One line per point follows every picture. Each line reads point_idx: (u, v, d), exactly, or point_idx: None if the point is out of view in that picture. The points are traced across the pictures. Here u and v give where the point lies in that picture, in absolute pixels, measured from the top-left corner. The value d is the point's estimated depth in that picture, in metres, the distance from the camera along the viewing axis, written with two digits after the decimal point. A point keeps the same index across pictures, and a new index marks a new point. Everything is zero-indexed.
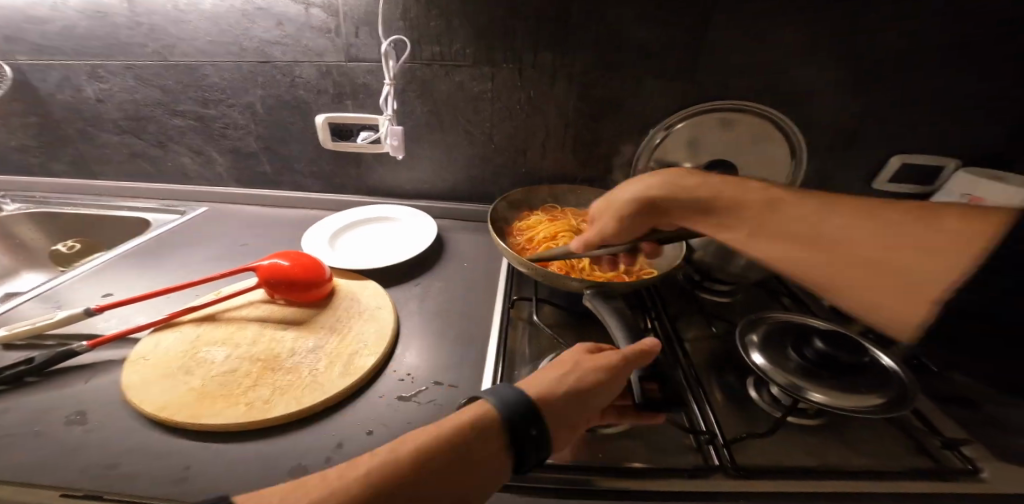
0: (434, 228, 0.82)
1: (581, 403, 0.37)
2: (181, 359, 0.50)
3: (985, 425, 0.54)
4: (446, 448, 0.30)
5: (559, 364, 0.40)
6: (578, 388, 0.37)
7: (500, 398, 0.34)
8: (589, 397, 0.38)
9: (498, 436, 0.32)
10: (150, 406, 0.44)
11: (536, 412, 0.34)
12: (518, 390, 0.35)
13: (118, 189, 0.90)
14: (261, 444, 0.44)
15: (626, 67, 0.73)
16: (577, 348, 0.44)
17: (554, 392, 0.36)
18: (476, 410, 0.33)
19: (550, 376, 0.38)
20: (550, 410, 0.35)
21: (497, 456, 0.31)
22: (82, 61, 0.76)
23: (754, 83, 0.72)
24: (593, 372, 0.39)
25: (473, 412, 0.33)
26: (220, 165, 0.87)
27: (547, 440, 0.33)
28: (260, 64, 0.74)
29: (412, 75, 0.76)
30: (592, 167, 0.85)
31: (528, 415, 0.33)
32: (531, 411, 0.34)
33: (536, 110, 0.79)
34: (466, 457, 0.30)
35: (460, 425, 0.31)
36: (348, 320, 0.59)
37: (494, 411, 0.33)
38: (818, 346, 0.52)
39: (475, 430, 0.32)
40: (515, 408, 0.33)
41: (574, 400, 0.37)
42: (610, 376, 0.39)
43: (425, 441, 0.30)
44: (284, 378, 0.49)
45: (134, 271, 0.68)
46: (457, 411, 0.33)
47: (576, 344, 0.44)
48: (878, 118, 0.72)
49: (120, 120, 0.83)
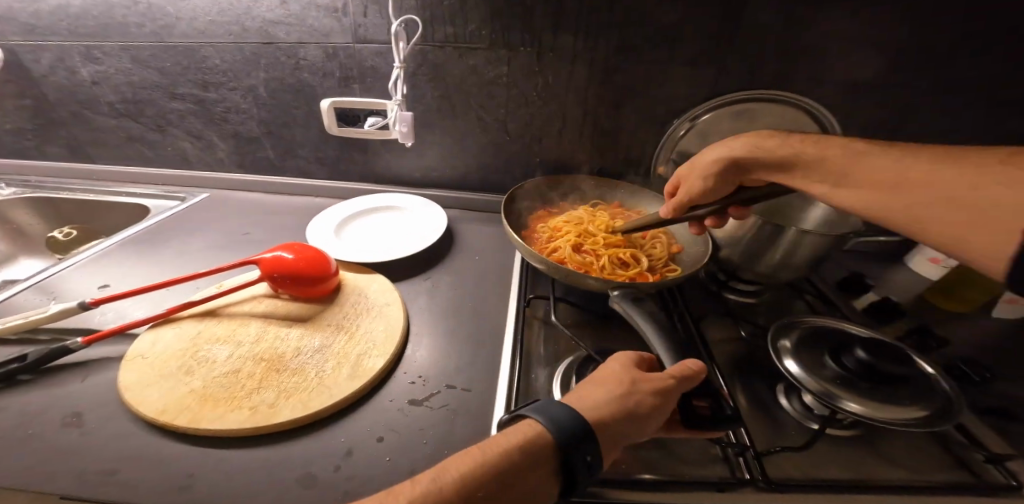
0: (444, 219, 0.78)
1: (635, 425, 0.34)
2: (182, 358, 0.47)
3: None
4: (493, 477, 0.27)
5: (608, 377, 0.37)
6: (633, 408, 0.34)
7: (550, 417, 0.31)
8: (644, 419, 0.34)
9: (549, 462, 0.29)
10: (150, 409, 0.42)
11: (591, 438, 0.30)
12: (569, 409, 0.32)
13: (116, 174, 0.86)
14: (266, 450, 0.41)
15: (653, 52, 0.68)
16: (624, 359, 0.40)
17: (607, 412, 0.33)
18: (521, 433, 0.30)
19: (601, 392, 0.35)
20: (604, 433, 0.32)
21: (543, 484, 0.29)
22: (75, 42, 0.72)
23: (790, 71, 0.67)
24: (648, 391, 0.36)
25: (521, 435, 0.30)
26: (221, 150, 0.83)
27: (599, 468, 0.30)
28: (263, 46, 0.70)
29: (423, 58, 0.71)
30: (611, 158, 0.81)
31: (582, 441, 0.30)
32: (586, 435, 0.30)
33: (554, 97, 0.74)
34: (514, 488, 0.27)
35: (508, 449, 0.28)
36: (356, 316, 0.56)
37: (543, 434, 0.30)
38: (859, 355, 0.49)
39: (523, 456, 0.29)
40: (567, 431, 0.30)
41: (628, 421, 0.34)
42: (667, 396, 0.36)
43: (468, 467, 0.27)
44: (290, 380, 0.46)
45: (133, 260, 0.65)
46: (502, 432, 0.30)
47: (621, 354, 0.41)
48: (923, 110, 0.67)
49: (115, 103, 0.79)
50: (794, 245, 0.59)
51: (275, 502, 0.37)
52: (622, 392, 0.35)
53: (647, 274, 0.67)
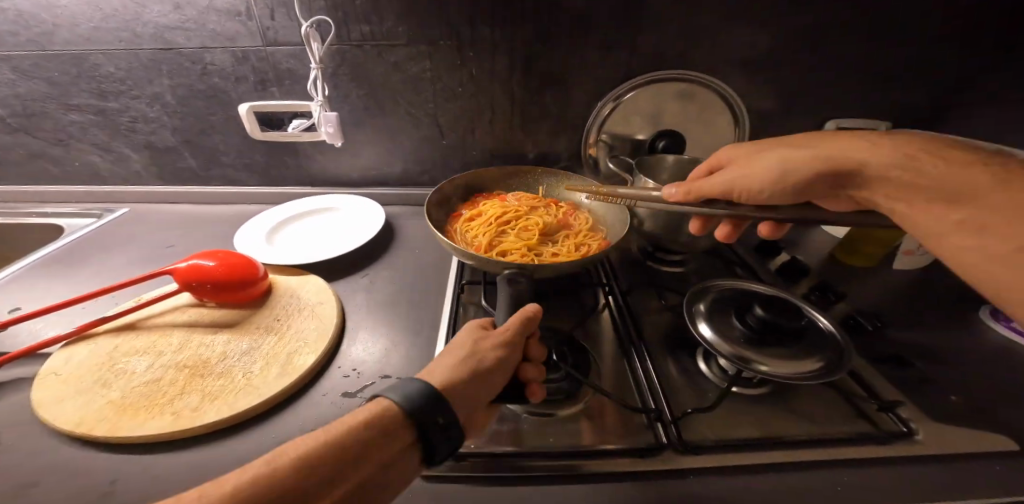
0: (381, 216, 0.79)
1: (485, 386, 0.36)
2: (99, 372, 0.46)
3: (916, 380, 0.58)
4: (344, 456, 0.27)
5: (456, 347, 0.39)
6: (480, 365, 0.37)
7: (403, 392, 0.32)
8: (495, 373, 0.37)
9: (400, 434, 0.30)
10: (64, 423, 0.41)
11: (443, 402, 0.32)
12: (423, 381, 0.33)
13: (20, 194, 0.81)
14: (191, 453, 0.42)
15: (566, 42, 0.71)
16: (473, 328, 0.42)
17: (457, 376, 0.35)
18: (371, 421, 0.30)
19: (450, 360, 0.37)
20: (453, 399, 0.34)
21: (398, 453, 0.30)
22: None
23: (691, 54, 0.72)
24: (493, 351, 0.39)
25: (372, 411, 0.30)
26: (136, 162, 0.80)
27: (455, 429, 0.31)
28: (164, 51, 0.67)
29: (341, 58, 0.71)
30: (542, 146, 0.84)
31: (434, 406, 0.31)
32: (437, 403, 0.32)
33: (478, 89, 0.76)
34: (364, 460, 0.28)
35: (354, 427, 0.29)
36: (287, 318, 0.57)
37: (394, 408, 0.31)
38: (758, 313, 0.54)
39: (371, 431, 0.29)
40: (420, 403, 0.31)
41: (477, 382, 0.36)
42: (510, 353, 0.39)
43: (312, 446, 0.27)
44: (215, 383, 0.47)
45: (44, 281, 0.62)
46: (351, 412, 0.30)
47: (470, 325, 0.43)
48: (811, 84, 0.74)
49: (7, 117, 0.74)
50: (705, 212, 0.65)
51: None
52: (470, 355, 0.38)
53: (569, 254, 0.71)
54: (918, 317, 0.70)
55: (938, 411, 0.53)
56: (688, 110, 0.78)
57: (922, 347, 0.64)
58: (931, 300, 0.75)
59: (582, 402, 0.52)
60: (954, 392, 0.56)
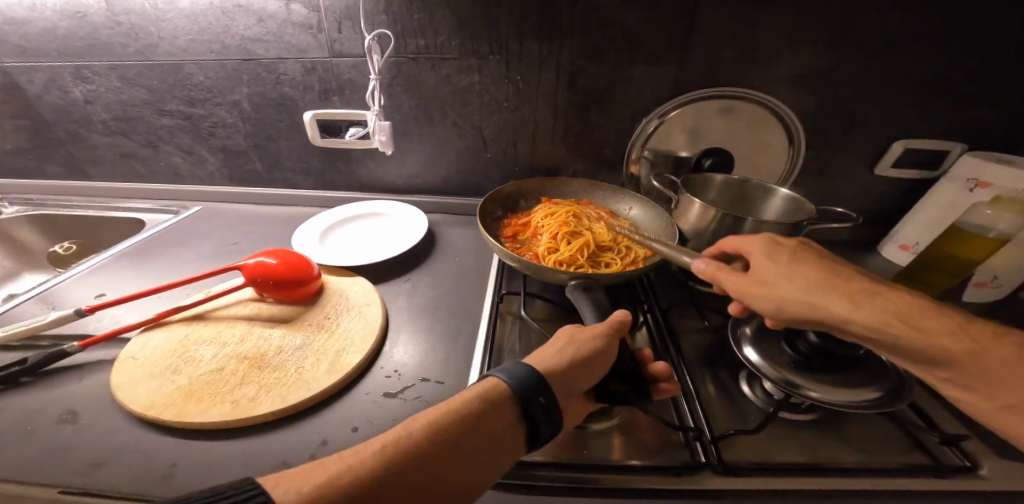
0: (424, 223, 0.81)
1: (584, 376, 0.39)
2: (171, 357, 0.50)
3: None
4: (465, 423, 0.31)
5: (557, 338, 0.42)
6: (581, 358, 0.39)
7: (511, 373, 0.36)
8: (590, 366, 0.39)
9: (510, 410, 0.33)
10: (139, 406, 0.45)
11: (544, 385, 0.35)
12: (528, 367, 0.37)
13: (112, 190, 0.90)
14: (244, 443, 0.44)
15: (616, 57, 0.71)
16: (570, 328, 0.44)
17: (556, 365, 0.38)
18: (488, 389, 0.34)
19: (551, 350, 0.40)
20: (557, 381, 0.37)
21: (510, 429, 0.33)
22: (66, 63, 0.76)
23: (743, 70, 0.70)
24: (588, 344, 0.41)
25: (486, 386, 0.34)
26: (211, 164, 0.87)
27: (557, 414, 0.34)
28: (244, 62, 0.74)
29: (397, 69, 0.75)
30: (584, 160, 0.84)
31: (538, 393, 0.34)
32: (540, 388, 0.34)
33: (525, 101, 0.78)
34: (482, 430, 0.31)
35: (473, 399, 0.33)
36: (336, 316, 0.60)
37: (503, 386, 0.34)
38: (810, 339, 0.51)
39: (483, 404, 0.33)
40: (525, 383, 0.34)
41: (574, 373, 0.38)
42: (608, 346, 0.41)
43: (436, 416, 0.31)
44: (270, 375, 0.49)
45: (127, 271, 0.68)
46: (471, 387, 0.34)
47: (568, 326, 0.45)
48: (872, 103, 0.70)
49: (108, 120, 0.83)
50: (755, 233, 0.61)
51: None
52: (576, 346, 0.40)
53: (623, 266, 0.68)
54: None
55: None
56: (737, 128, 0.76)
57: None
58: None
59: (615, 415, 0.50)
60: None
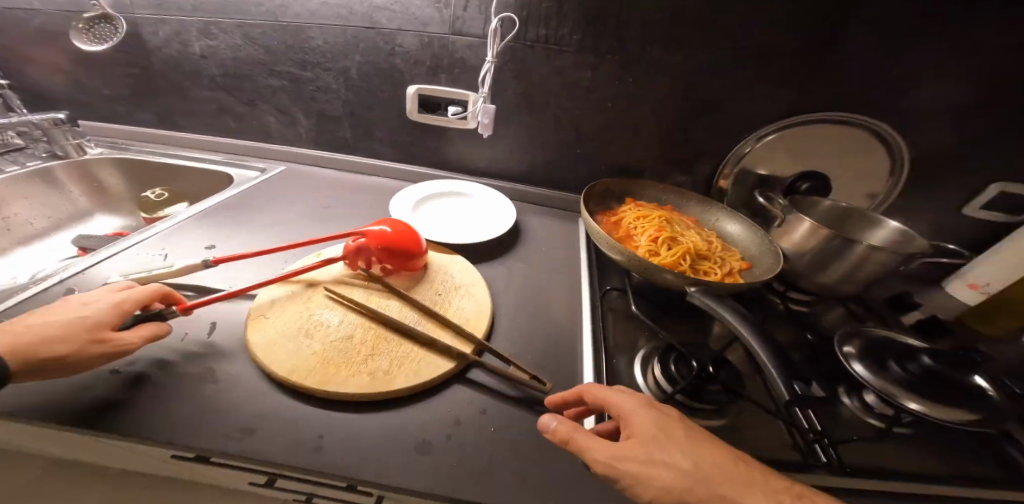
0: (513, 211, 0.81)
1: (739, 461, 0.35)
2: (300, 322, 0.49)
3: None
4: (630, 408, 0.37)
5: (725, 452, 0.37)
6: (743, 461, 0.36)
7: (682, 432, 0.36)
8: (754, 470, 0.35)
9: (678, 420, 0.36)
10: (281, 369, 0.43)
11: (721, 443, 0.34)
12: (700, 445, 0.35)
13: (193, 141, 0.89)
14: (384, 416, 0.43)
15: (735, 70, 0.71)
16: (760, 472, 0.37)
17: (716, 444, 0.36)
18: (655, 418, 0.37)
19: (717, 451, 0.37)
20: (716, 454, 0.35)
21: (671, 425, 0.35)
22: (197, 18, 0.76)
23: (860, 96, 0.70)
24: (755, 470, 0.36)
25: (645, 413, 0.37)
26: (303, 126, 0.86)
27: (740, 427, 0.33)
28: (365, 29, 0.73)
29: (512, 55, 0.74)
30: (676, 166, 0.84)
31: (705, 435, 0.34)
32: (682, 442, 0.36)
33: (631, 103, 0.77)
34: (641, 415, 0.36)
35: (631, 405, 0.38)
36: (447, 294, 0.59)
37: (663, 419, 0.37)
38: (925, 361, 0.53)
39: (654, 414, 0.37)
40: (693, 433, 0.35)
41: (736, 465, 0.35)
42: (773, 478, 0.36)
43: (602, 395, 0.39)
44: (397, 350, 0.48)
45: (227, 223, 0.67)
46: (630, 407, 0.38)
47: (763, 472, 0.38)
48: (979, 146, 0.71)
49: (217, 76, 0.82)
50: (864, 260, 0.62)
51: (399, 471, 0.39)
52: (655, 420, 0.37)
53: (722, 277, 0.67)
54: None
55: None
56: (838, 153, 0.75)
57: None
58: None
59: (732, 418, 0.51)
60: None
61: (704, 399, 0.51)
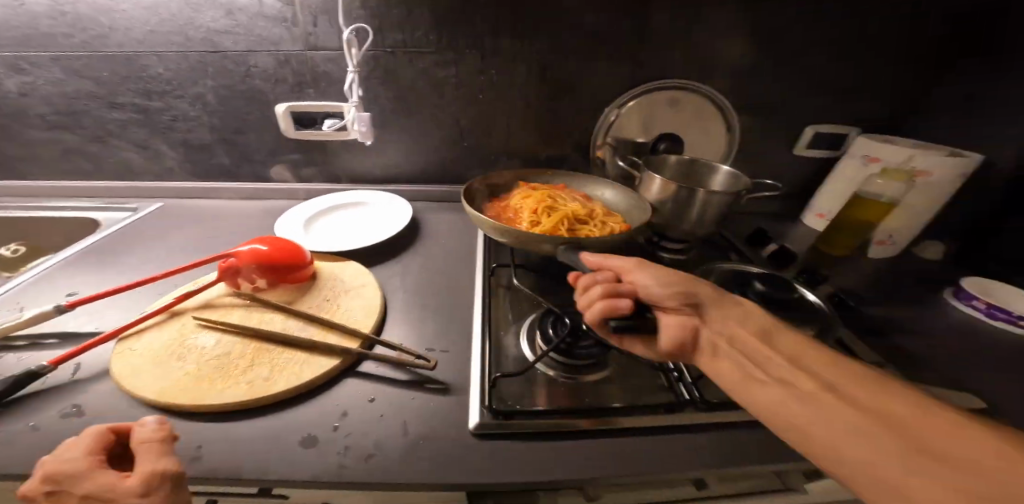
0: (407, 211, 0.84)
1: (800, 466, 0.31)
2: (173, 347, 0.49)
3: (895, 347, 0.66)
4: None
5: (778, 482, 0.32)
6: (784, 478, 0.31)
7: None
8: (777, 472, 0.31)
9: None
10: (149, 393, 0.44)
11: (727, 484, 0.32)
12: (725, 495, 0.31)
13: (42, 190, 0.81)
14: (267, 420, 0.45)
15: (579, 54, 0.79)
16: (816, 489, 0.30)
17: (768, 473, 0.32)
18: None
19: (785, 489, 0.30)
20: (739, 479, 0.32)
21: None
22: (2, 53, 0.70)
23: (688, 64, 0.81)
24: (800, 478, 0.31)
25: None
26: (173, 159, 0.83)
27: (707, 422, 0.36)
28: (209, 53, 0.73)
29: (375, 61, 0.77)
30: (554, 147, 0.91)
31: None
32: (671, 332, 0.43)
33: (498, 94, 0.83)
34: None
35: None
36: (335, 298, 0.61)
37: None
38: (759, 288, 0.64)
39: None
40: None
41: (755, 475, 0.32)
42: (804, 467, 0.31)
43: None
44: (281, 357, 0.50)
45: (94, 269, 0.65)
46: None
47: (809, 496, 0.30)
48: (788, 96, 0.85)
49: (47, 114, 0.76)
50: (704, 204, 0.71)
51: (280, 463, 0.41)
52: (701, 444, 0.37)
53: (591, 232, 0.76)
54: (890, 296, 0.80)
55: (916, 370, 0.61)
56: (684, 116, 0.86)
57: (895, 320, 0.73)
58: (900, 282, 0.85)
59: (606, 369, 0.56)
60: (927, 356, 0.64)
61: (576, 355, 0.55)
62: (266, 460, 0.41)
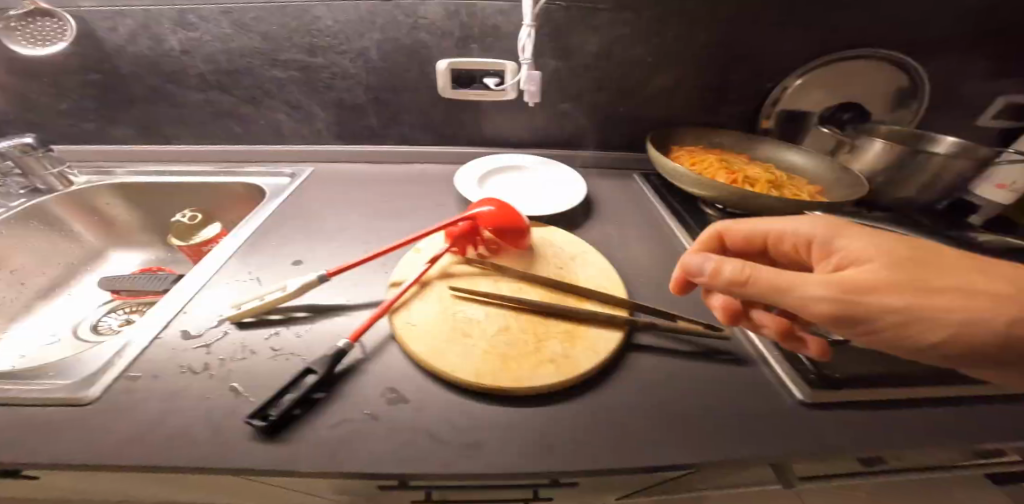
0: (574, 175, 0.79)
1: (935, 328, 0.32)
2: (449, 325, 0.46)
3: None
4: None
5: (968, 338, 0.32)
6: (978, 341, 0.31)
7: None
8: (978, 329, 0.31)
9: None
10: (462, 374, 0.40)
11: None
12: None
13: (194, 154, 0.78)
14: (584, 398, 0.41)
15: (774, 2, 0.71)
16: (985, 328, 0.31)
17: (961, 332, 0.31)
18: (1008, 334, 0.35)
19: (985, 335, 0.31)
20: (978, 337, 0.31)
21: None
22: (167, 5, 0.64)
23: (891, 12, 0.73)
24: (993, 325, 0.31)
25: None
26: (321, 121, 0.78)
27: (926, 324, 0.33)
28: (382, 2, 0.66)
29: (549, 18, 0.71)
30: (719, 108, 0.84)
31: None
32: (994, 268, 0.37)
33: (673, 50, 0.76)
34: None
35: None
36: (567, 267, 0.56)
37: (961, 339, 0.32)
38: None
39: None
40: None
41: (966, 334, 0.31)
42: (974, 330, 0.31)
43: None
44: (564, 329, 0.46)
45: (291, 233, 0.61)
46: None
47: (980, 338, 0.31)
48: (990, 48, 0.77)
49: (206, 73, 0.71)
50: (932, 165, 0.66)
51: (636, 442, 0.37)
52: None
53: (799, 193, 0.69)
54: None
55: None
56: (867, 85, 0.80)
57: None
58: None
59: None
60: None
61: None
62: (617, 441, 0.37)
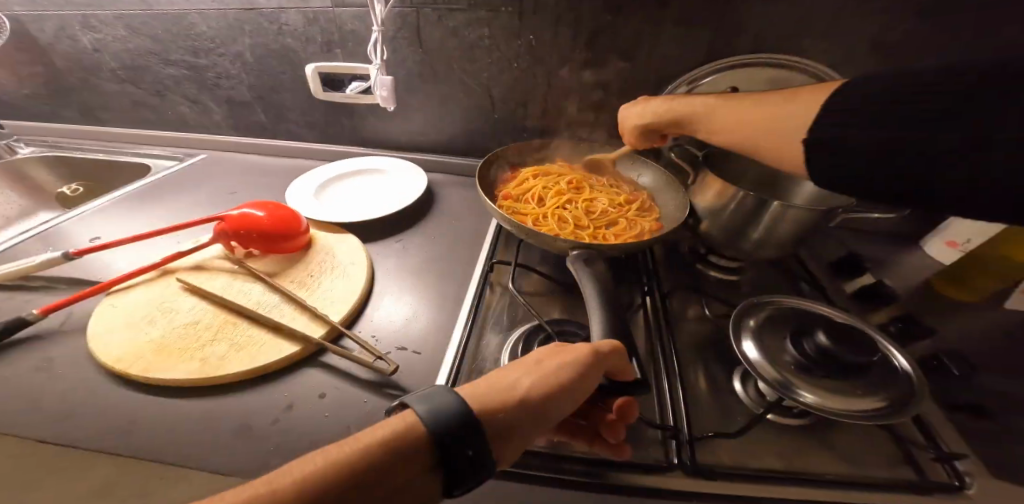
0: (423, 183, 0.79)
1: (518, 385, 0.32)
2: (149, 311, 0.50)
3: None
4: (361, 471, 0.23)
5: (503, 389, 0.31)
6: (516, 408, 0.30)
7: (431, 407, 0.26)
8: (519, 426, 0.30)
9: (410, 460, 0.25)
10: (109, 357, 0.44)
11: (474, 427, 0.26)
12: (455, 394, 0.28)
13: (123, 135, 0.92)
14: (210, 401, 0.43)
15: (641, 12, 0.64)
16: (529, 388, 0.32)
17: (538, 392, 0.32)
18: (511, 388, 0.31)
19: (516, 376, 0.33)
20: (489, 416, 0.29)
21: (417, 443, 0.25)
22: (74, 11, 0.77)
23: (790, 28, 0.61)
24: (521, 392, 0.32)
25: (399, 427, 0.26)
26: (217, 114, 0.87)
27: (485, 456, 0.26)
28: (246, 12, 0.72)
29: (403, 20, 0.71)
30: (599, 124, 0.78)
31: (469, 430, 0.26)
32: (472, 427, 0.26)
33: (538, 60, 0.72)
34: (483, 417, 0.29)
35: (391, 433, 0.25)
36: (319, 275, 0.58)
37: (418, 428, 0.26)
38: (821, 340, 0.45)
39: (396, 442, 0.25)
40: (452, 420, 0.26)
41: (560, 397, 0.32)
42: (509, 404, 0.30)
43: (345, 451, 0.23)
44: (244, 333, 0.48)
45: (132, 211, 0.71)
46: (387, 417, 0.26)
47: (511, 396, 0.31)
48: None
49: (117, 69, 0.84)
50: (778, 217, 0.55)
51: (208, 454, 0.38)
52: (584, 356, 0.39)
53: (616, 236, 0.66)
54: None
55: None
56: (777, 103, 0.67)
57: None
58: None
59: None
60: None
61: None
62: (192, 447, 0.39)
